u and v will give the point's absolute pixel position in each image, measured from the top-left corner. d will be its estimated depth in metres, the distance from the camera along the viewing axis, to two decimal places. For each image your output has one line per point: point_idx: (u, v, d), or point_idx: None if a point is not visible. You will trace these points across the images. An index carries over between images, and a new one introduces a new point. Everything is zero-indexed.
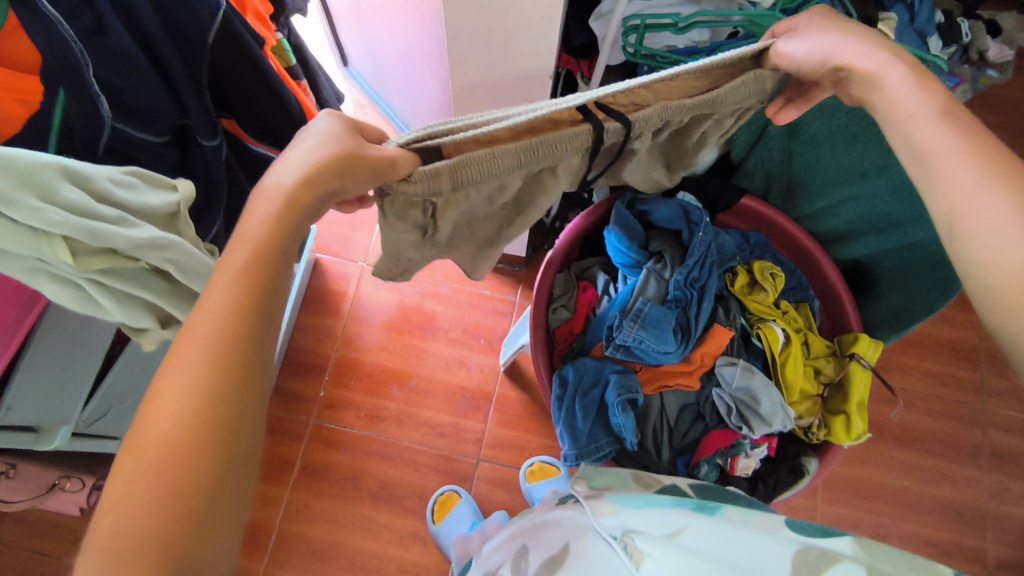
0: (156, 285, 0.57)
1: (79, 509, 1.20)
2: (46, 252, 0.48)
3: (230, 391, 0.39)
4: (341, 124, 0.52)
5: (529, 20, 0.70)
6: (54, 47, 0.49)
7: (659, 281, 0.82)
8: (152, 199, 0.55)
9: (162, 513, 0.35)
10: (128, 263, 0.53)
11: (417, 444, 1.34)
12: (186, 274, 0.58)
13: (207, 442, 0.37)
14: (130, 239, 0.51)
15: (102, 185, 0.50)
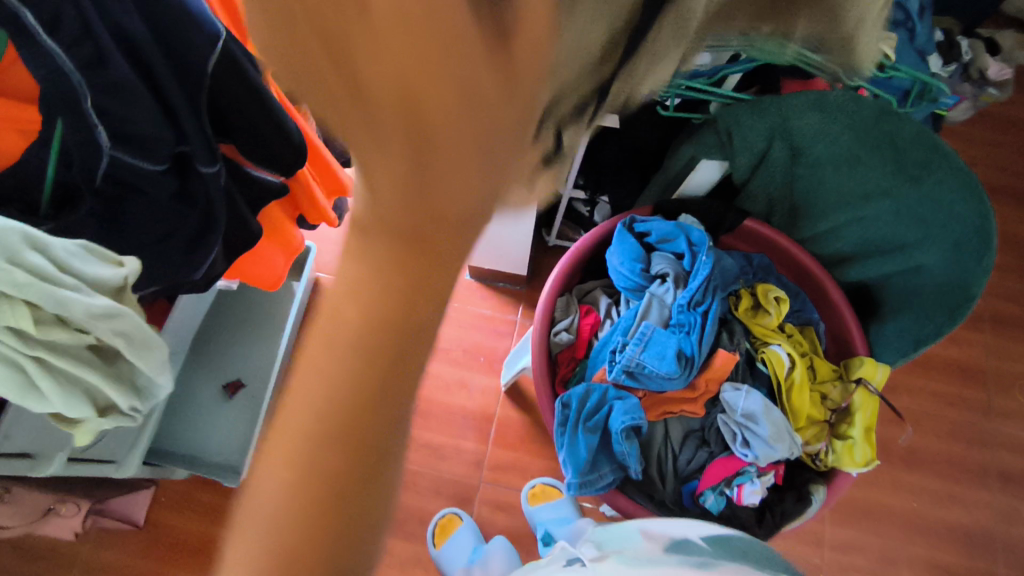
0: (97, 364, 0.63)
1: (74, 533, 1.18)
2: (8, 314, 0.54)
3: (387, 394, 0.32)
4: None
5: None
6: (53, 79, 0.49)
7: (661, 307, 0.83)
8: (108, 272, 0.60)
9: (317, 531, 0.31)
10: (76, 338, 0.60)
11: (417, 466, 1.33)
12: (131, 348, 0.65)
13: (360, 453, 0.31)
14: (85, 308, 0.58)
15: (61, 256, 0.56)
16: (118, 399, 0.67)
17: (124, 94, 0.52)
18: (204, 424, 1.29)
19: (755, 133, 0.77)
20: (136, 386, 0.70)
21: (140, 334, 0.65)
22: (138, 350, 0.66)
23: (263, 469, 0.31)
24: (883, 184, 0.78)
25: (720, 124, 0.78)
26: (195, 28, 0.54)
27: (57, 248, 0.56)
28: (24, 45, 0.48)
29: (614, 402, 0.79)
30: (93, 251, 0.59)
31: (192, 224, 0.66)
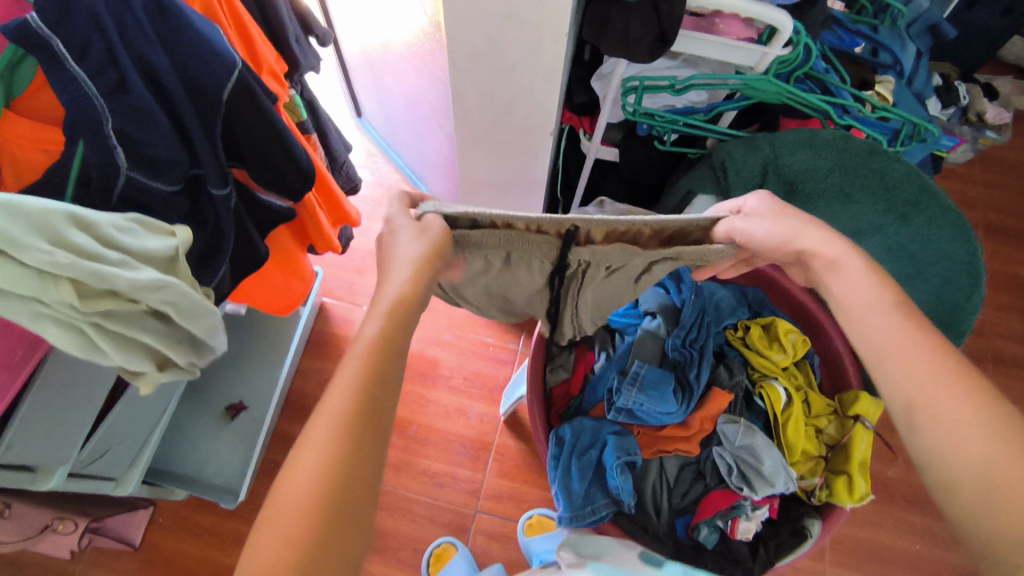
0: (155, 328, 0.59)
1: (69, 552, 1.18)
2: (51, 294, 0.49)
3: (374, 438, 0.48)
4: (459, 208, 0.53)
5: (530, 79, 0.73)
6: (78, 102, 0.51)
7: (656, 340, 0.82)
8: (152, 242, 0.56)
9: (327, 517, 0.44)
10: (129, 307, 0.55)
11: (414, 494, 1.33)
12: (183, 316, 0.60)
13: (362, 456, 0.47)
14: (134, 283, 0.53)
15: (106, 229, 0.52)
16: (172, 356, 0.62)
17: (141, 116, 0.55)
18: (207, 445, 1.30)
19: (748, 168, 0.81)
20: (194, 347, 0.66)
21: (194, 304, 0.60)
22: (192, 318, 0.61)
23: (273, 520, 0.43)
24: (873, 221, 0.80)
25: (715, 159, 0.83)
26: (212, 56, 0.57)
27: (98, 219, 0.51)
28: (52, 69, 0.50)
29: (608, 437, 0.78)
30: (139, 222, 0.56)
31: (201, 243, 0.69)
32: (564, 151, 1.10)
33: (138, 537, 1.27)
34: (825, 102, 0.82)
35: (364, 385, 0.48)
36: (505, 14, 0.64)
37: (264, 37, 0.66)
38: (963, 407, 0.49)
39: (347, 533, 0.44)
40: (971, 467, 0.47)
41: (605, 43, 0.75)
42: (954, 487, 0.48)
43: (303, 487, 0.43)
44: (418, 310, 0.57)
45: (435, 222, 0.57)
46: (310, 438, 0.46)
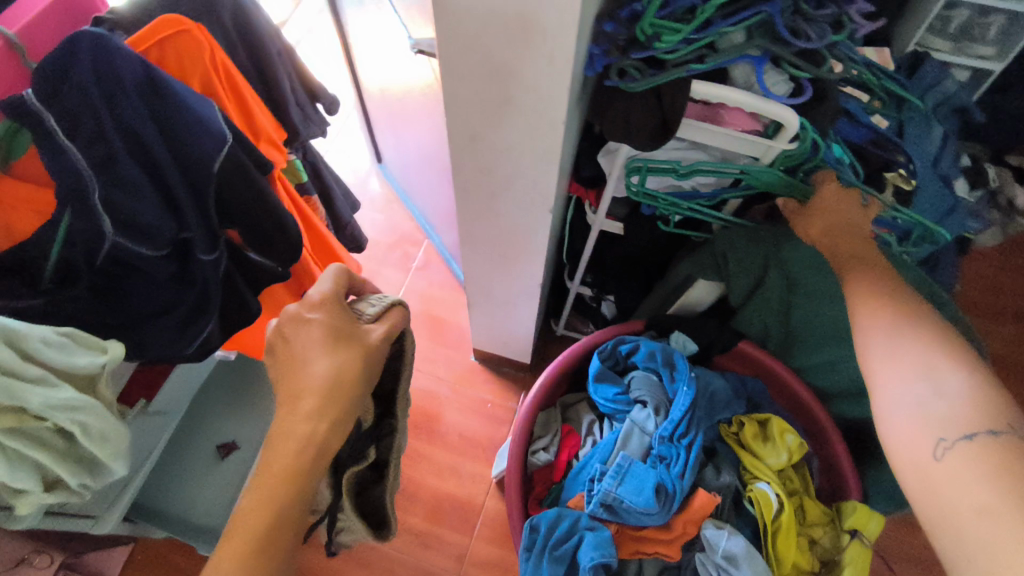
0: (57, 447, 0.59)
1: None
2: None
3: None
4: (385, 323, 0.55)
5: (530, 158, 0.72)
6: (65, 172, 0.52)
7: (642, 436, 0.78)
8: (80, 358, 0.59)
9: None
10: (34, 424, 0.56)
11: (398, 553, 1.29)
12: (90, 437, 0.61)
13: None
14: (46, 400, 0.55)
15: (34, 343, 0.55)
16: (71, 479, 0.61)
17: (126, 187, 0.55)
18: (195, 485, 1.28)
19: (750, 260, 0.79)
20: (91, 470, 0.64)
21: (100, 424, 0.61)
22: (99, 443, 0.62)
23: None
24: None
25: (716, 246, 0.81)
26: (204, 136, 0.57)
27: (25, 336, 0.54)
28: (43, 144, 0.50)
29: (583, 532, 0.72)
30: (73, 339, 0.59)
31: (187, 302, 0.69)
32: (571, 219, 1.09)
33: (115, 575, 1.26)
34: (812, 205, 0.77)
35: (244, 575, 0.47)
36: (503, 98, 0.64)
37: (263, 106, 0.67)
38: (896, 313, 0.65)
39: None
40: (902, 341, 0.63)
41: (607, 127, 0.73)
42: (889, 356, 0.63)
43: None
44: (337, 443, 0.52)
45: (386, 324, 0.54)
46: None
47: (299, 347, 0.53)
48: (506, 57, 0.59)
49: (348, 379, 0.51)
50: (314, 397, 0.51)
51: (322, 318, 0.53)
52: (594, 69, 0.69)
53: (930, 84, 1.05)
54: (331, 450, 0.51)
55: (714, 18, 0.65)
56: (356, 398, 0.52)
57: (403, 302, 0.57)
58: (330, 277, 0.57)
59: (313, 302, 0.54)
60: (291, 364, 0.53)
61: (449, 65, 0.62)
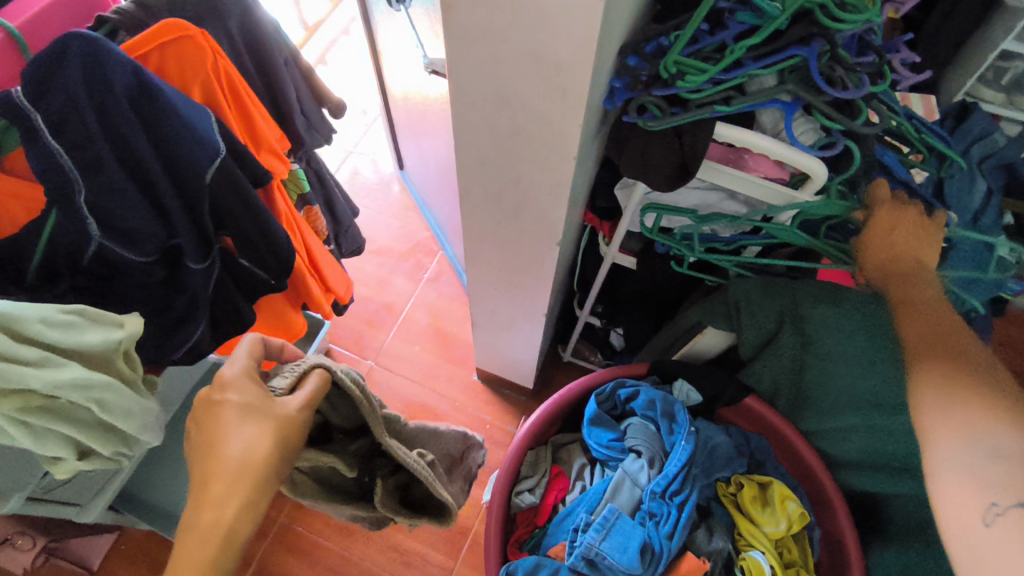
0: (86, 422, 0.56)
1: (23, 569, 1.17)
2: None
3: None
4: (309, 394, 0.50)
5: (539, 191, 0.69)
6: (49, 173, 0.50)
7: (633, 488, 0.73)
8: (90, 336, 0.55)
9: None
10: (48, 405, 0.52)
11: (379, 569, 1.27)
12: (112, 413, 0.56)
13: None
14: (50, 381, 0.50)
15: (28, 326, 0.51)
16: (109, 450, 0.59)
17: (112, 191, 0.54)
18: (185, 479, 1.28)
19: (764, 314, 0.75)
20: (129, 441, 0.61)
21: (121, 400, 0.57)
22: (127, 416, 0.58)
23: None
24: (896, 399, 0.69)
25: (730, 295, 0.77)
26: (196, 147, 0.56)
27: (18, 319, 0.51)
28: (29, 144, 0.49)
29: None
30: (82, 315, 0.55)
31: (177, 307, 0.68)
32: (584, 247, 1.05)
33: (96, 563, 1.26)
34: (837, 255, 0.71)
35: None
36: (512, 129, 0.61)
37: (269, 117, 0.65)
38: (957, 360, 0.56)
39: None
40: (965, 395, 0.53)
41: (624, 162, 0.70)
42: (937, 410, 0.54)
43: None
44: (244, 525, 0.48)
45: (305, 393, 0.50)
46: None
47: (213, 430, 0.48)
48: (515, 89, 0.56)
49: (260, 459, 0.47)
50: (222, 482, 0.46)
51: (233, 401, 0.48)
52: (615, 101, 0.67)
53: (975, 136, 0.97)
54: (240, 532, 0.48)
55: (743, 59, 0.63)
56: (271, 479, 0.48)
57: (321, 364, 0.52)
58: (243, 351, 0.52)
59: (224, 381, 0.49)
60: (204, 442, 0.47)
61: (457, 91, 0.59)
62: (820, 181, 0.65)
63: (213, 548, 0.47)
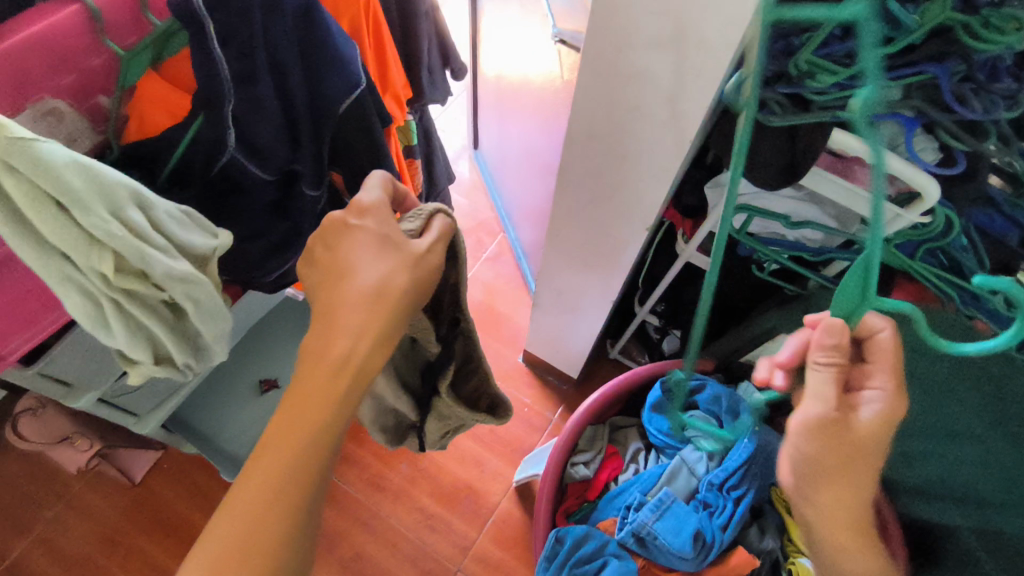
0: (165, 318, 0.59)
1: (76, 469, 1.24)
2: (91, 260, 0.48)
3: (291, 549, 0.46)
4: (436, 234, 0.51)
5: (643, 169, 0.70)
6: (209, 79, 0.53)
7: (690, 476, 0.75)
8: (197, 239, 0.58)
9: None
10: (152, 292, 0.54)
11: (405, 528, 1.33)
12: (197, 312, 0.60)
13: (270, 561, 0.45)
14: (168, 271, 0.53)
15: (159, 214, 0.53)
16: (175, 350, 0.62)
17: (256, 107, 0.57)
18: (232, 410, 1.33)
19: None
20: (192, 348, 0.64)
21: (208, 304, 0.61)
22: (207, 317, 0.61)
23: None
24: (972, 426, 0.72)
25: (813, 304, 0.81)
26: (340, 77, 0.59)
27: (157, 209, 0.53)
28: (197, 49, 0.52)
29: (610, 558, 0.69)
30: (190, 217, 0.58)
31: (280, 231, 0.71)
32: (659, 243, 1.06)
33: (141, 473, 1.31)
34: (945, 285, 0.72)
35: (279, 508, 0.46)
36: (633, 106, 0.63)
37: (400, 61, 0.68)
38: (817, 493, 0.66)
39: None
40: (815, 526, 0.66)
41: (730, 155, 0.72)
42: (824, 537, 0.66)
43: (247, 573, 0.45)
44: (376, 360, 0.50)
45: (433, 234, 0.51)
46: (224, 525, 0.45)
47: (352, 254, 0.50)
48: (645, 63, 0.58)
49: (395, 291, 0.49)
50: (358, 308, 0.49)
51: (370, 226, 0.50)
52: (732, 96, 0.67)
53: None
54: (371, 369, 0.50)
55: (871, 68, 0.61)
56: (401, 317, 0.50)
57: (446, 212, 0.53)
58: (379, 184, 0.53)
59: (362, 208, 0.51)
60: (344, 268, 0.50)
61: (586, 59, 0.61)
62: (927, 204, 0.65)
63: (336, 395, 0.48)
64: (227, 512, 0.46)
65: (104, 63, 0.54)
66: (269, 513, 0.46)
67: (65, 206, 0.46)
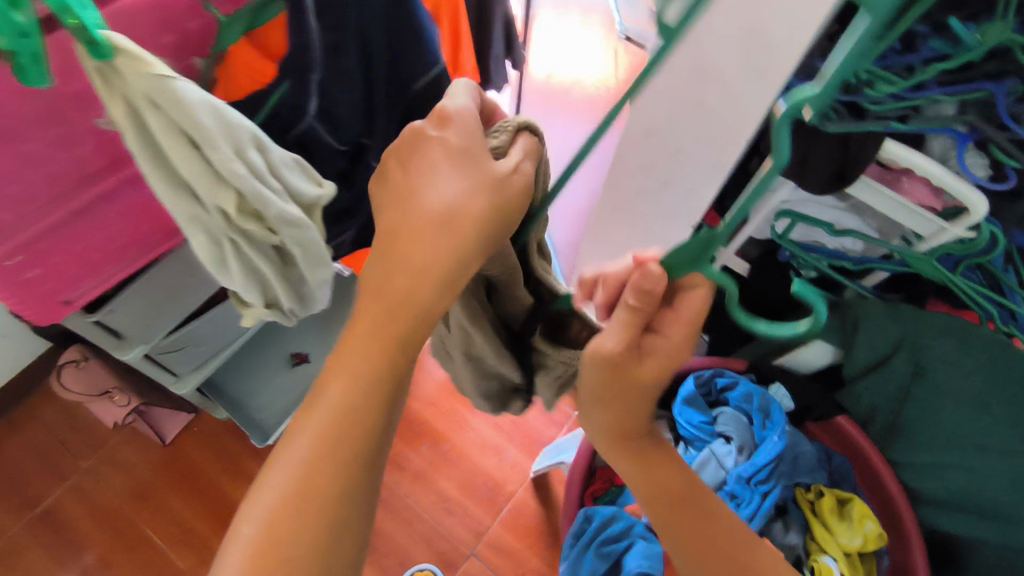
0: (270, 256, 0.71)
1: (113, 423, 1.29)
2: (216, 196, 0.57)
3: (361, 475, 0.47)
4: (519, 151, 0.49)
5: (693, 170, 0.72)
6: (299, 49, 0.57)
7: (717, 467, 0.81)
8: (304, 187, 0.66)
9: (309, 539, 0.44)
10: (263, 229, 0.65)
11: (422, 509, 1.36)
12: (299, 253, 0.71)
13: (343, 485, 0.45)
14: (281, 212, 0.63)
15: (275, 161, 0.61)
16: (270, 278, 0.73)
17: (340, 78, 0.61)
18: (264, 379, 1.37)
19: (880, 334, 0.79)
20: (287, 286, 0.77)
21: (310, 245, 0.72)
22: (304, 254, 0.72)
23: (247, 516, 0.44)
24: (1006, 444, 0.72)
25: (849, 312, 0.82)
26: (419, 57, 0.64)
27: (273, 154, 0.60)
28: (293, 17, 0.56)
29: (636, 539, 0.73)
30: (301, 166, 0.65)
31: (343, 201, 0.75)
32: None
33: (170, 437, 1.36)
34: (988, 297, 0.72)
35: (347, 429, 0.46)
36: (698, 100, 0.65)
37: (469, 47, 0.71)
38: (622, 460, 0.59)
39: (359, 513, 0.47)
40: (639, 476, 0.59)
41: None
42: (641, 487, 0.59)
43: (320, 493, 0.45)
44: (445, 286, 0.49)
45: (518, 153, 0.49)
46: (299, 446, 0.46)
47: (430, 168, 0.49)
48: (716, 59, 0.60)
49: (471, 212, 0.47)
50: (432, 226, 0.48)
51: (449, 138, 0.49)
52: (791, 100, 0.70)
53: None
54: (438, 297, 0.49)
55: (929, 82, 0.63)
56: (475, 238, 0.48)
57: (532, 128, 0.50)
58: (465, 93, 0.51)
59: (442, 118, 0.49)
60: (425, 181, 0.49)
61: (659, 52, 0.64)
62: (975, 217, 0.66)
63: (407, 312, 0.49)
64: (296, 434, 0.46)
65: (203, 26, 0.58)
66: (343, 428, 0.46)
67: (196, 144, 0.53)
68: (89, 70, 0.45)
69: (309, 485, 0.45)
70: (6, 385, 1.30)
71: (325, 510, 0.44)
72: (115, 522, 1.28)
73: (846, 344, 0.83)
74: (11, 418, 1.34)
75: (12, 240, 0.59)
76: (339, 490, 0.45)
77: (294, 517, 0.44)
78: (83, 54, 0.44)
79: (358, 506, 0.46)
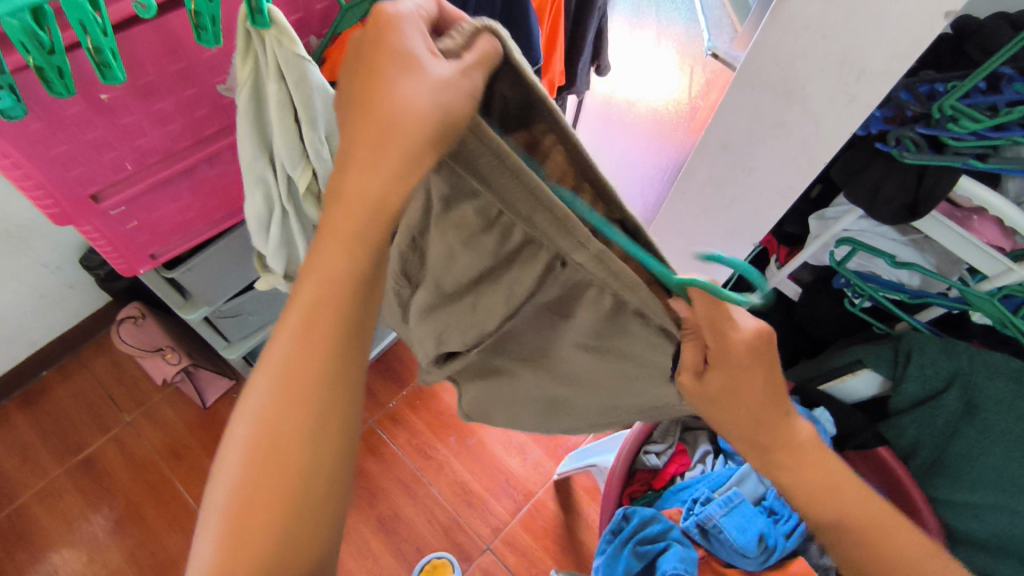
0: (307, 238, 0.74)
1: (161, 380, 1.33)
2: (296, 169, 0.61)
3: (337, 431, 0.40)
4: (467, 56, 0.34)
5: (764, 189, 0.76)
6: None
7: (757, 482, 0.82)
8: None
9: (278, 494, 0.37)
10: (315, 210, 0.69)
11: (443, 498, 1.38)
12: None
13: (322, 439, 0.39)
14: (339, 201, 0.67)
15: None
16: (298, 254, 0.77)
17: None
18: None
19: (935, 367, 0.81)
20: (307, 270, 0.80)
21: None
22: None
23: (221, 465, 0.38)
24: None
25: (902, 344, 0.84)
26: None
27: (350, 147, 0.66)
28: None
29: (672, 543, 0.76)
30: None
31: None
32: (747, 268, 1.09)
33: (212, 400, 1.39)
34: None
35: (321, 373, 0.40)
36: (778, 121, 0.67)
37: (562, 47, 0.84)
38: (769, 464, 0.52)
39: (336, 479, 0.40)
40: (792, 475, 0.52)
41: (851, 188, 0.77)
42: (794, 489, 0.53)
43: (290, 446, 0.38)
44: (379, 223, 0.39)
45: (470, 64, 0.34)
46: (262, 388, 0.39)
47: (369, 83, 0.36)
48: (804, 85, 0.62)
49: (414, 122, 0.36)
50: (368, 146, 0.37)
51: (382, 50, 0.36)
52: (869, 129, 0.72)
53: None
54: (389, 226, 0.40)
55: (1010, 124, 0.61)
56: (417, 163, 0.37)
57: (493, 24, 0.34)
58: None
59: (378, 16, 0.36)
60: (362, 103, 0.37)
61: (744, 73, 0.65)
62: None
63: (362, 273, 0.41)
64: (261, 375, 0.40)
65: (326, 9, 0.63)
66: (307, 390, 0.39)
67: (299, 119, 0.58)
68: (242, 32, 0.50)
69: (279, 431, 0.38)
70: (65, 332, 1.36)
71: (299, 466, 0.38)
72: (150, 477, 1.31)
73: (896, 376, 0.84)
74: (65, 364, 1.40)
75: (130, 188, 0.63)
76: (311, 467, 0.38)
77: (265, 475, 0.37)
78: (242, 17, 0.49)
79: (341, 467, 0.40)
